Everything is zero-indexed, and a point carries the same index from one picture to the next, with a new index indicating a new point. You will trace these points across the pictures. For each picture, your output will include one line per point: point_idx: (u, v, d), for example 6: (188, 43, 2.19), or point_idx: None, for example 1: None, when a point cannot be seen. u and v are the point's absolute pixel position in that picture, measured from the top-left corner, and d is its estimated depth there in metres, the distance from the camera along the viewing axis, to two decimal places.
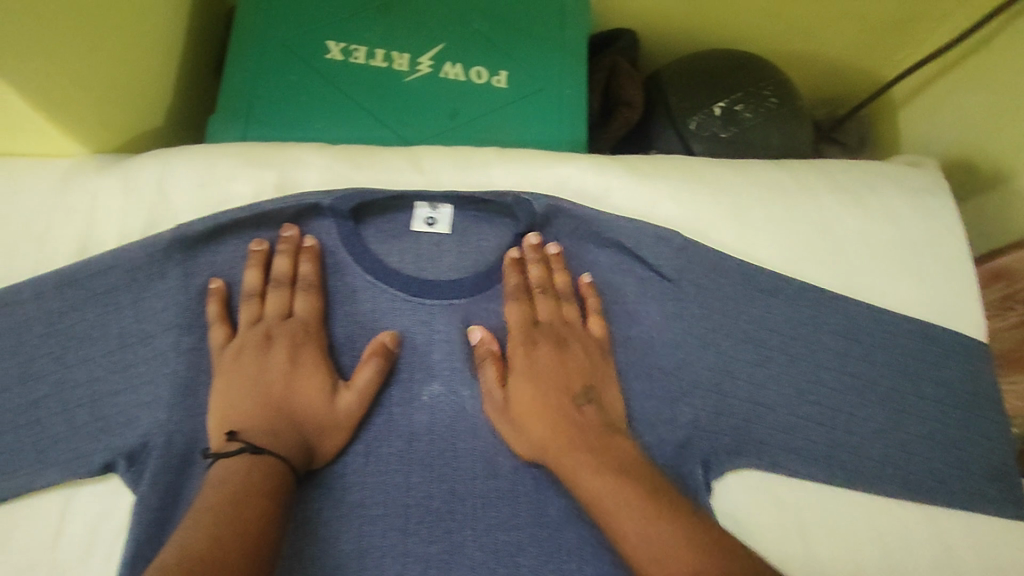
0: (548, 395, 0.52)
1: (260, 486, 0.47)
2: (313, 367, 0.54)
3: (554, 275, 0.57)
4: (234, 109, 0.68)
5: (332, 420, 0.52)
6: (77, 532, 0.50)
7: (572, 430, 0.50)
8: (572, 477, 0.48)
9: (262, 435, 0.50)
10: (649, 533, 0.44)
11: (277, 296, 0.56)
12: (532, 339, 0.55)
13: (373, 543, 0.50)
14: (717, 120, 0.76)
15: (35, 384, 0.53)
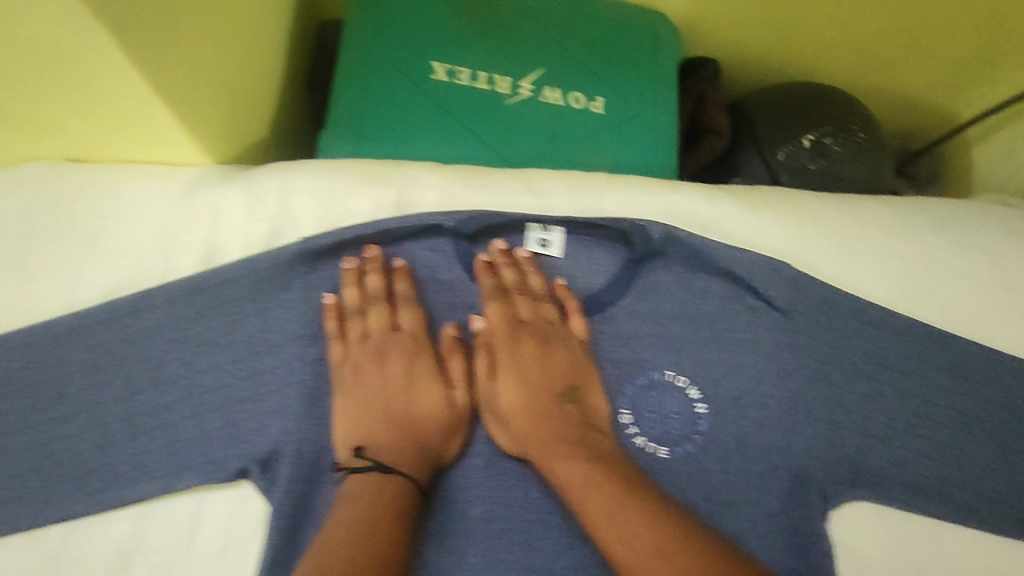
0: (532, 393, 0.55)
1: (393, 503, 0.49)
2: (424, 375, 0.57)
3: (529, 276, 0.59)
4: (344, 124, 0.69)
5: (453, 423, 0.55)
6: (210, 535, 0.52)
7: (554, 426, 0.53)
8: (547, 468, 0.51)
9: (390, 449, 0.52)
10: (628, 530, 0.46)
11: (378, 313, 0.58)
12: (516, 338, 0.57)
13: (498, 557, 0.51)
14: (806, 152, 0.78)
15: (166, 388, 0.55)
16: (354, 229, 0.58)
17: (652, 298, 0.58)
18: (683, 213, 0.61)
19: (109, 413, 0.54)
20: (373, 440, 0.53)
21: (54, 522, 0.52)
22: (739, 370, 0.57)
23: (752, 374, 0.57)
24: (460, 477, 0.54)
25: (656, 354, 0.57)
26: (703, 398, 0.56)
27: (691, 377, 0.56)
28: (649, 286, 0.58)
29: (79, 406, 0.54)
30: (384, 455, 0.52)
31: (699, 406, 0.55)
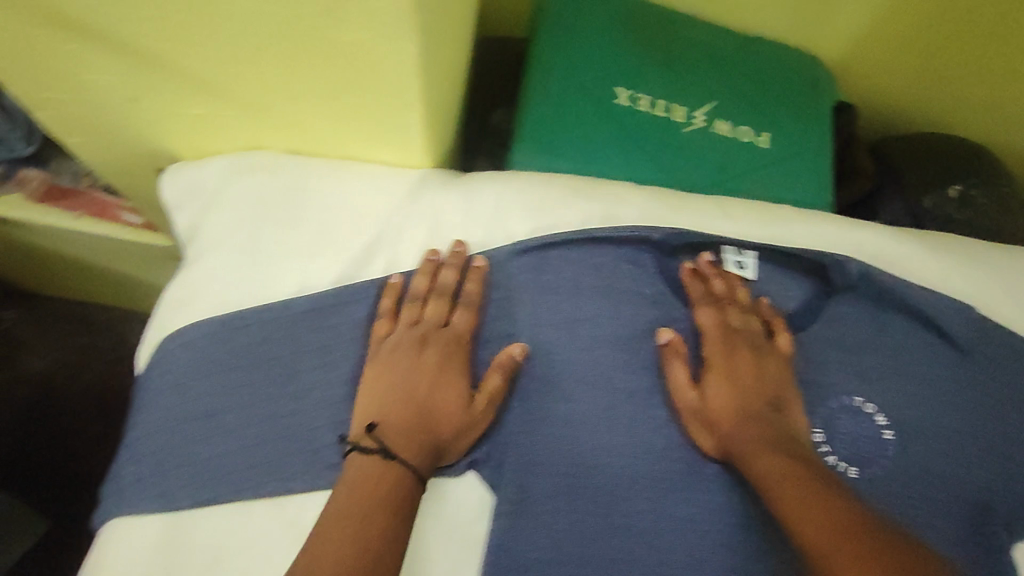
0: (743, 399, 0.58)
1: (390, 492, 0.52)
2: (455, 378, 0.59)
3: (737, 290, 0.63)
4: (536, 141, 0.74)
5: (464, 425, 0.57)
6: (440, 520, 0.56)
7: (761, 427, 0.56)
8: (747, 464, 0.55)
9: (399, 434, 0.56)
10: (813, 512, 0.49)
11: (437, 305, 0.61)
12: (729, 345, 0.60)
13: (707, 557, 0.54)
14: (952, 203, 0.80)
15: (389, 374, 0.60)
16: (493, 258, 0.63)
17: (838, 326, 0.62)
18: (868, 250, 0.65)
19: (339, 393, 0.60)
20: (386, 423, 0.56)
21: (295, 492, 0.56)
22: (922, 401, 0.60)
23: (933, 407, 0.60)
24: (663, 480, 0.56)
25: (845, 381, 0.60)
26: (889, 424, 0.59)
27: (878, 405, 0.59)
28: (835, 315, 0.63)
29: (313, 383, 0.60)
30: (392, 442, 0.55)
31: (885, 431, 0.59)
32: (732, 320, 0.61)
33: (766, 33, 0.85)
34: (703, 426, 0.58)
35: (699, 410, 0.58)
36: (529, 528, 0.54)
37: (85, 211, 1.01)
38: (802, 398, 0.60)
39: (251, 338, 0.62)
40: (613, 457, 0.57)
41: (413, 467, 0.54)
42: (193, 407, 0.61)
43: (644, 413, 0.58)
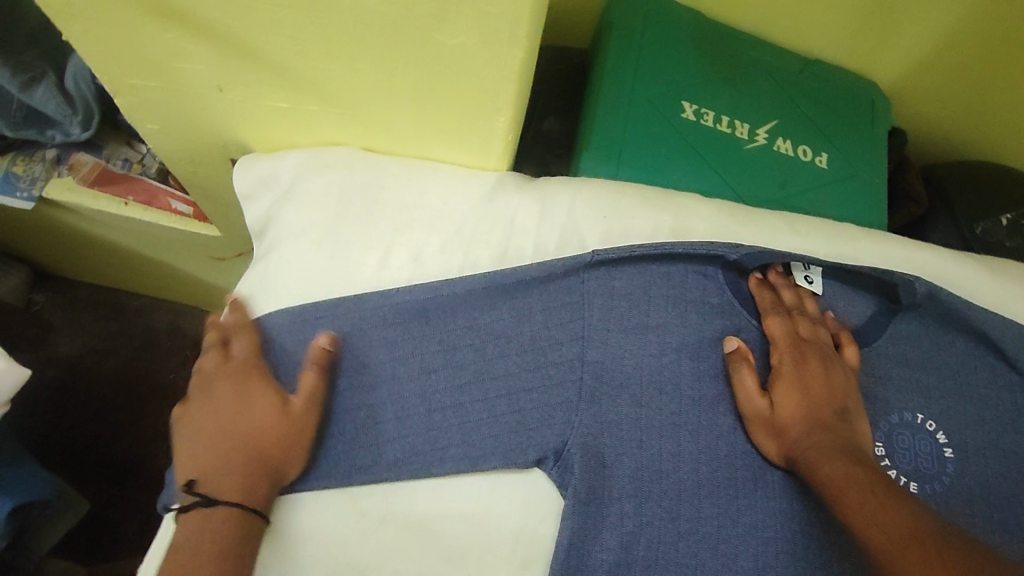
0: (812, 408, 0.59)
1: (226, 538, 0.54)
2: (254, 396, 0.59)
3: (804, 301, 0.64)
4: (603, 151, 0.76)
5: (290, 434, 0.57)
6: (506, 511, 0.57)
7: (829, 434, 0.57)
8: (816, 472, 0.55)
9: (224, 475, 0.56)
10: (886, 520, 0.49)
11: (212, 348, 0.62)
12: (799, 355, 0.61)
13: (769, 562, 0.56)
14: (1004, 229, 0.82)
15: (459, 370, 0.60)
16: (530, 271, 0.62)
17: (902, 345, 0.63)
18: (931, 270, 0.66)
19: (410, 389, 0.60)
20: (203, 470, 0.57)
21: (366, 482, 0.57)
22: (981, 422, 0.62)
23: (993, 429, 0.62)
24: (728, 486, 0.57)
25: (907, 398, 0.62)
26: (950, 443, 0.61)
27: (938, 423, 0.61)
28: (898, 333, 0.64)
29: (385, 377, 0.60)
30: (218, 487, 0.55)
31: (945, 449, 0.61)
32: (801, 330, 0.62)
33: (826, 56, 0.87)
34: (770, 433, 0.59)
35: (767, 417, 0.59)
36: (596, 527, 0.55)
37: (135, 197, 1.00)
38: (867, 414, 0.60)
39: (324, 330, 0.62)
40: (679, 461, 0.58)
41: (243, 501, 0.55)
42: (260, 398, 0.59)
43: (709, 420, 0.60)
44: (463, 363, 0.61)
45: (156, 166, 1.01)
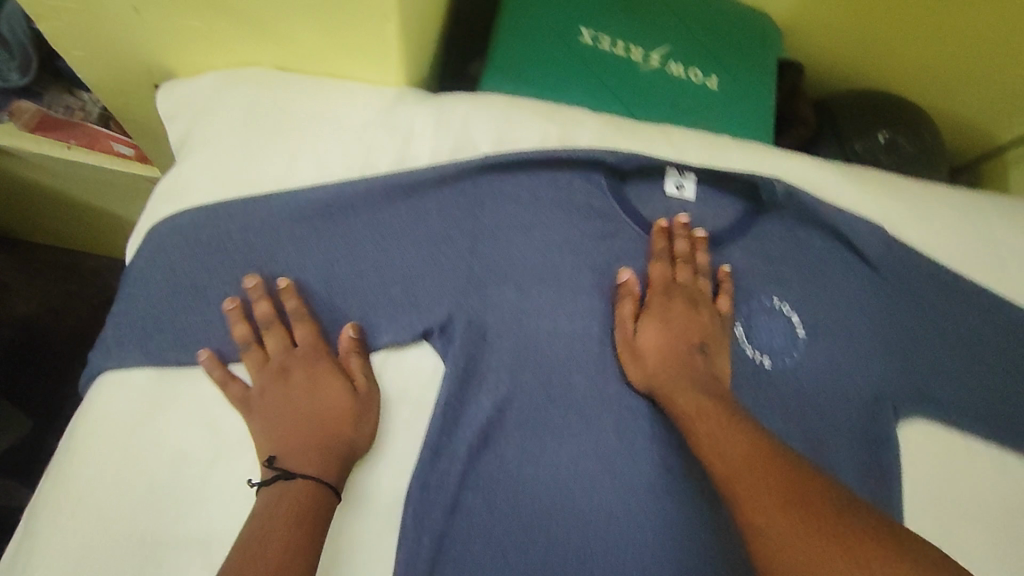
0: (676, 344, 0.64)
1: (310, 505, 0.54)
2: (321, 379, 0.59)
3: (696, 252, 0.68)
4: (506, 73, 0.81)
5: (361, 413, 0.58)
6: (394, 383, 0.61)
7: (686, 368, 0.63)
8: (674, 400, 0.61)
9: (302, 454, 0.56)
10: (727, 442, 0.55)
11: (274, 336, 0.60)
12: (671, 297, 0.66)
13: (630, 423, 0.63)
14: (880, 147, 0.89)
15: (356, 261, 0.64)
16: (425, 174, 0.67)
17: (764, 240, 0.70)
18: (794, 175, 0.73)
19: (310, 277, 0.63)
20: (281, 450, 0.56)
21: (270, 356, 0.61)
22: (833, 305, 0.69)
23: (843, 311, 0.69)
24: (597, 359, 0.64)
25: (765, 286, 0.69)
26: (803, 324, 0.68)
27: (793, 306, 0.69)
28: (762, 233, 0.71)
29: (284, 267, 0.63)
30: (300, 465, 0.56)
31: (798, 330, 0.68)
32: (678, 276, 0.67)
33: None
34: (635, 361, 0.63)
35: (633, 346, 0.64)
36: (475, 390, 0.61)
37: (76, 140, 1.00)
38: (730, 354, 0.66)
39: (221, 227, 0.63)
40: (554, 341, 0.64)
41: (320, 475, 0.55)
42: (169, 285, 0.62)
43: (585, 304, 0.66)
44: (358, 254, 0.64)
45: (98, 111, 1.03)
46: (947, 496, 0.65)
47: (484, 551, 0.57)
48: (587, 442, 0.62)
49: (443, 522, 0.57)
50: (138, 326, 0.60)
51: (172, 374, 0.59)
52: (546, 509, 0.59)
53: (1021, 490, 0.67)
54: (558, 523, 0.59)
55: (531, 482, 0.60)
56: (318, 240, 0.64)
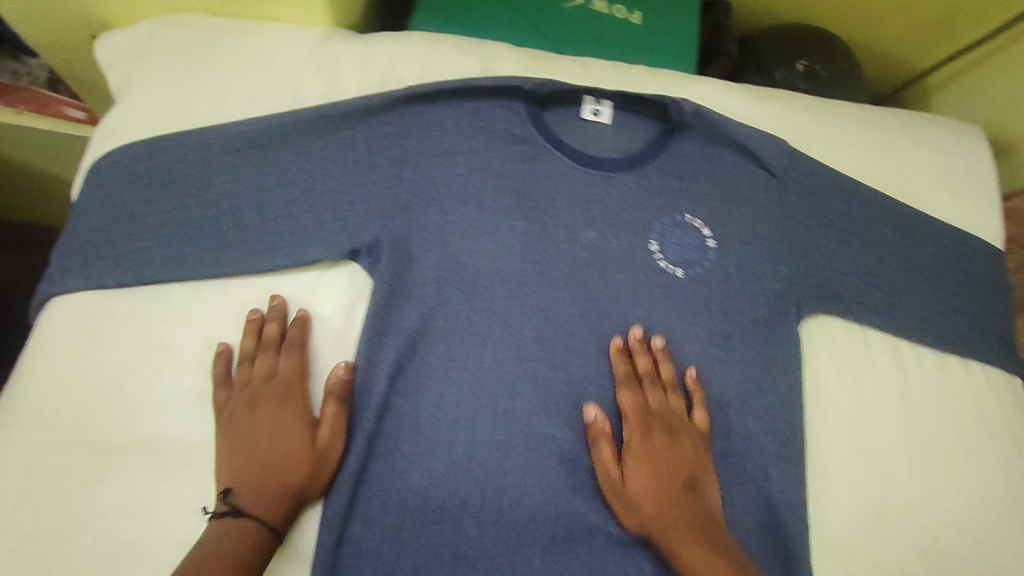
0: (662, 477, 0.63)
1: (244, 546, 0.53)
2: (298, 418, 0.60)
3: (659, 366, 0.68)
4: (433, 13, 0.84)
5: (315, 461, 0.59)
6: (327, 298, 0.66)
7: (676, 507, 0.61)
8: (671, 545, 0.59)
9: (256, 491, 0.56)
10: None
11: (263, 359, 0.62)
12: (647, 427, 0.65)
13: (549, 333, 0.67)
14: (799, 75, 0.93)
15: (288, 188, 0.67)
16: (352, 105, 0.70)
17: (678, 159, 0.75)
18: (704, 97, 0.78)
19: (244, 203, 0.66)
20: (236, 479, 0.56)
21: (205, 277, 0.64)
22: (741, 216, 0.74)
23: (750, 221, 0.74)
24: (518, 275, 0.68)
25: (679, 202, 0.74)
26: (713, 235, 0.73)
27: (704, 220, 0.73)
28: (676, 151, 0.75)
29: (219, 196, 0.66)
30: (248, 504, 0.55)
31: (708, 241, 0.73)
32: (653, 403, 0.67)
33: None
34: (621, 502, 0.62)
35: (618, 484, 0.63)
36: (402, 301, 0.65)
37: (25, 106, 0.95)
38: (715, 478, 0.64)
39: (160, 160, 0.67)
40: (478, 258, 0.68)
41: (268, 517, 0.55)
42: (112, 214, 0.65)
43: (506, 225, 0.70)
44: (288, 183, 0.68)
45: (45, 76, 0.98)
46: (847, 387, 0.71)
47: (412, 450, 0.61)
48: (510, 350, 0.66)
49: (373, 423, 0.61)
50: (82, 254, 0.64)
51: (112, 295, 0.63)
52: (470, 411, 0.63)
53: (918, 377, 0.73)
54: (482, 422, 0.63)
55: (456, 387, 0.64)
56: (251, 169, 0.68)
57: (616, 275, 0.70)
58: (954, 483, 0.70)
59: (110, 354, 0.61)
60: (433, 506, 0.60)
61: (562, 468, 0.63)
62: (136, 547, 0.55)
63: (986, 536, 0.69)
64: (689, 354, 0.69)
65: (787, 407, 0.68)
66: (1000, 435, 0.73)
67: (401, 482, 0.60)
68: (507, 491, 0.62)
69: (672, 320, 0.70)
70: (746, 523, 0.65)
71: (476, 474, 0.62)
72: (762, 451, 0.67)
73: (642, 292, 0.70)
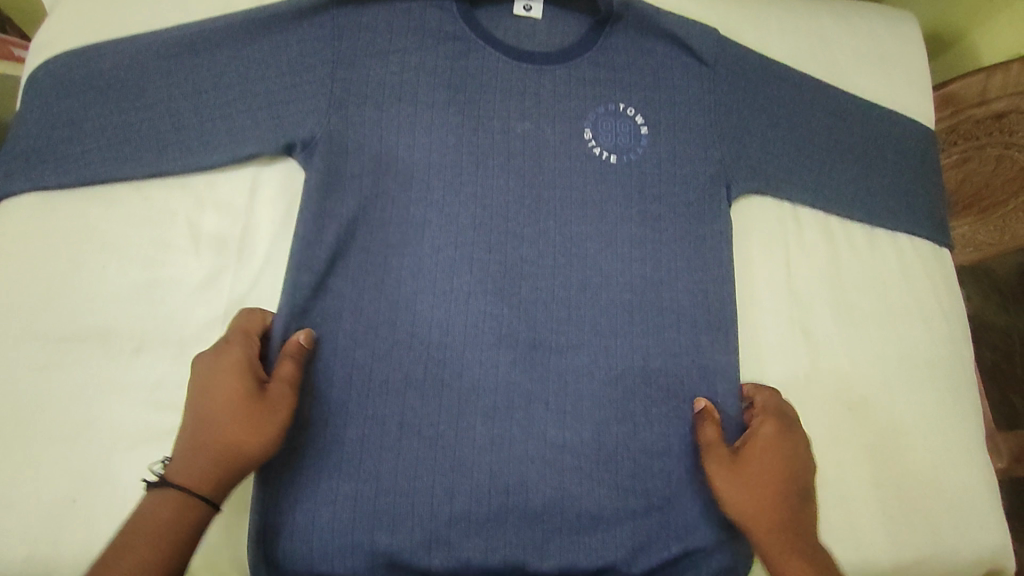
0: (788, 473, 0.59)
1: (169, 514, 0.52)
2: (237, 379, 0.56)
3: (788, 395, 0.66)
4: None
5: (248, 423, 0.55)
6: (267, 193, 0.68)
7: (792, 510, 0.58)
8: (772, 543, 0.57)
9: (189, 459, 0.54)
10: None
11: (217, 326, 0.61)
12: (785, 428, 0.62)
13: (484, 218, 0.69)
14: None
15: (225, 90, 0.68)
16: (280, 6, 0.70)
17: (610, 51, 0.75)
18: None
19: (182, 105, 0.67)
20: (175, 447, 0.55)
21: (146, 176, 0.66)
22: (674, 104, 0.75)
23: (683, 109, 0.75)
24: (454, 166, 0.70)
25: (612, 93, 0.74)
26: (646, 123, 0.74)
27: (637, 109, 0.74)
28: (608, 43, 0.75)
29: (158, 99, 0.67)
30: (178, 472, 0.53)
31: (642, 128, 0.74)
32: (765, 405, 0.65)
33: None
34: (730, 476, 0.60)
35: (729, 458, 0.60)
36: (338, 190, 0.67)
37: None
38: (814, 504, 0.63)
39: (96, 67, 0.68)
40: (413, 151, 0.69)
41: (195, 485, 0.53)
42: (52, 120, 0.66)
43: (440, 120, 0.70)
44: (223, 84, 0.68)
45: None
46: (778, 260, 0.74)
47: (355, 329, 0.64)
48: (446, 236, 0.68)
49: (315, 305, 0.64)
50: (23, 158, 0.66)
51: (56, 196, 0.65)
52: (410, 293, 0.66)
53: (846, 248, 0.76)
54: (422, 303, 0.66)
55: (396, 272, 0.66)
56: (185, 72, 0.68)
57: (550, 163, 0.72)
58: (882, 347, 0.73)
59: (59, 253, 0.63)
60: (376, 381, 0.63)
61: (501, 344, 0.65)
62: (93, 427, 0.58)
63: (912, 396, 0.72)
64: (625, 236, 0.70)
65: (721, 282, 0.70)
66: (925, 301, 0.76)
67: (345, 360, 0.63)
68: (447, 366, 0.64)
69: (606, 205, 0.71)
70: (681, 390, 0.66)
71: (417, 351, 0.64)
72: (695, 321, 0.68)
73: (577, 179, 0.72)
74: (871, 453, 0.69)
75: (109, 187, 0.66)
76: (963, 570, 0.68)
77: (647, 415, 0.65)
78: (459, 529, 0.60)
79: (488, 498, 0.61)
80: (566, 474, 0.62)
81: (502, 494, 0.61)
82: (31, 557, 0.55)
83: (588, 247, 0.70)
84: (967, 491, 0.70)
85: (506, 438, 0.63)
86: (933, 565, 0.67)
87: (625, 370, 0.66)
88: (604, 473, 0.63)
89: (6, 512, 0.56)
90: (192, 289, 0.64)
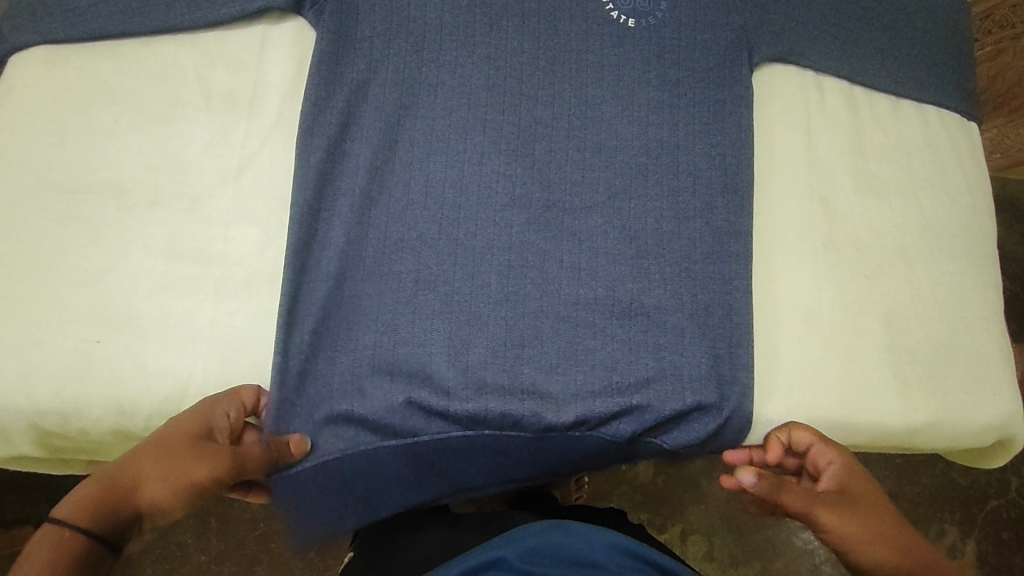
0: (871, 503, 0.60)
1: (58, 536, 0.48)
2: (185, 422, 0.54)
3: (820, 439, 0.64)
4: None
5: (165, 460, 0.52)
6: (276, 53, 0.66)
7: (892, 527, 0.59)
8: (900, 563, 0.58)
9: (95, 481, 0.51)
10: None
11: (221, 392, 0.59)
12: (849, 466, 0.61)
13: (498, 81, 0.66)
14: None
15: None
16: None
17: None
18: None
19: None
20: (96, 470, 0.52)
21: (156, 31, 0.65)
22: None
23: None
24: (466, 26, 0.66)
25: None
26: None
27: None
28: None
29: None
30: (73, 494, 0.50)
31: None
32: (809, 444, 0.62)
33: None
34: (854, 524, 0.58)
35: (841, 503, 0.59)
36: (347, 48, 0.65)
37: None
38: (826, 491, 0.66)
39: None
40: (426, 9, 0.66)
41: (82, 509, 0.49)
42: None
43: None
44: None
45: None
46: (798, 132, 0.72)
47: (369, 189, 0.64)
48: (460, 96, 0.65)
49: (329, 162, 0.64)
50: (31, 11, 0.66)
51: (66, 50, 0.65)
52: (423, 154, 0.64)
53: (868, 118, 0.74)
54: (434, 163, 0.64)
55: (409, 134, 0.65)
56: None
57: (566, 25, 0.68)
58: (901, 218, 0.72)
59: (70, 107, 0.63)
60: (389, 239, 0.63)
61: (514, 205, 0.64)
62: (110, 272, 0.60)
63: (931, 267, 0.71)
64: (642, 99, 0.68)
65: (734, 143, 0.68)
66: (952, 176, 0.75)
67: (360, 220, 0.63)
68: (461, 225, 0.63)
69: (624, 70, 0.68)
70: (694, 256, 0.65)
71: (432, 210, 0.63)
72: (708, 186, 0.67)
73: (594, 42, 0.69)
74: (887, 320, 0.68)
75: (118, 43, 0.65)
76: (974, 433, 0.68)
77: (661, 274, 0.65)
78: (475, 376, 0.61)
79: (503, 348, 0.61)
80: (580, 329, 0.63)
81: (516, 348, 0.62)
82: (61, 392, 0.57)
83: (603, 113, 0.68)
84: (982, 358, 0.70)
85: (521, 294, 0.63)
86: (943, 430, 0.68)
87: (640, 232, 0.65)
88: (618, 331, 0.63)
89: (36, 350, 0.57)
90: (203, 146, 0.64)
